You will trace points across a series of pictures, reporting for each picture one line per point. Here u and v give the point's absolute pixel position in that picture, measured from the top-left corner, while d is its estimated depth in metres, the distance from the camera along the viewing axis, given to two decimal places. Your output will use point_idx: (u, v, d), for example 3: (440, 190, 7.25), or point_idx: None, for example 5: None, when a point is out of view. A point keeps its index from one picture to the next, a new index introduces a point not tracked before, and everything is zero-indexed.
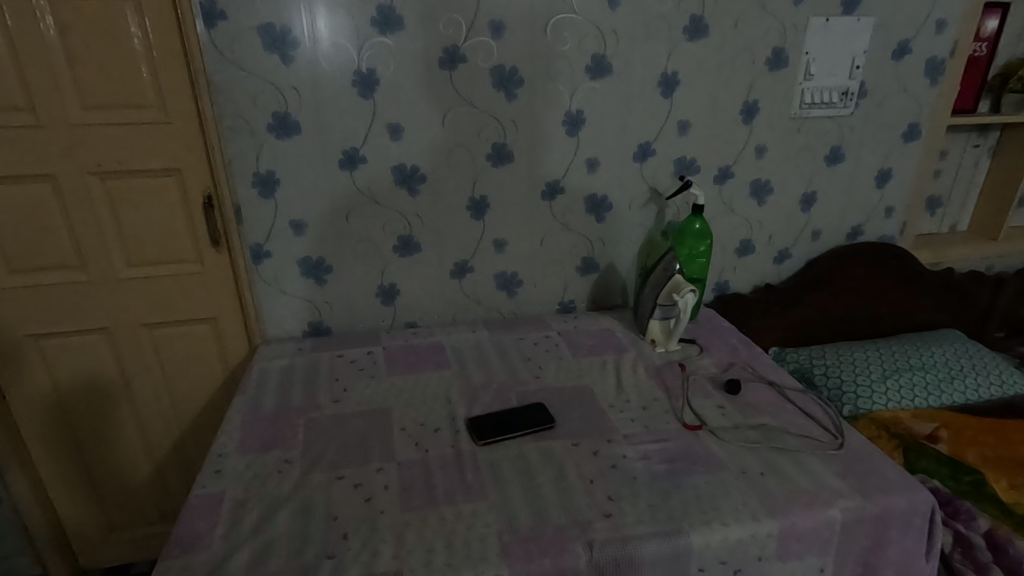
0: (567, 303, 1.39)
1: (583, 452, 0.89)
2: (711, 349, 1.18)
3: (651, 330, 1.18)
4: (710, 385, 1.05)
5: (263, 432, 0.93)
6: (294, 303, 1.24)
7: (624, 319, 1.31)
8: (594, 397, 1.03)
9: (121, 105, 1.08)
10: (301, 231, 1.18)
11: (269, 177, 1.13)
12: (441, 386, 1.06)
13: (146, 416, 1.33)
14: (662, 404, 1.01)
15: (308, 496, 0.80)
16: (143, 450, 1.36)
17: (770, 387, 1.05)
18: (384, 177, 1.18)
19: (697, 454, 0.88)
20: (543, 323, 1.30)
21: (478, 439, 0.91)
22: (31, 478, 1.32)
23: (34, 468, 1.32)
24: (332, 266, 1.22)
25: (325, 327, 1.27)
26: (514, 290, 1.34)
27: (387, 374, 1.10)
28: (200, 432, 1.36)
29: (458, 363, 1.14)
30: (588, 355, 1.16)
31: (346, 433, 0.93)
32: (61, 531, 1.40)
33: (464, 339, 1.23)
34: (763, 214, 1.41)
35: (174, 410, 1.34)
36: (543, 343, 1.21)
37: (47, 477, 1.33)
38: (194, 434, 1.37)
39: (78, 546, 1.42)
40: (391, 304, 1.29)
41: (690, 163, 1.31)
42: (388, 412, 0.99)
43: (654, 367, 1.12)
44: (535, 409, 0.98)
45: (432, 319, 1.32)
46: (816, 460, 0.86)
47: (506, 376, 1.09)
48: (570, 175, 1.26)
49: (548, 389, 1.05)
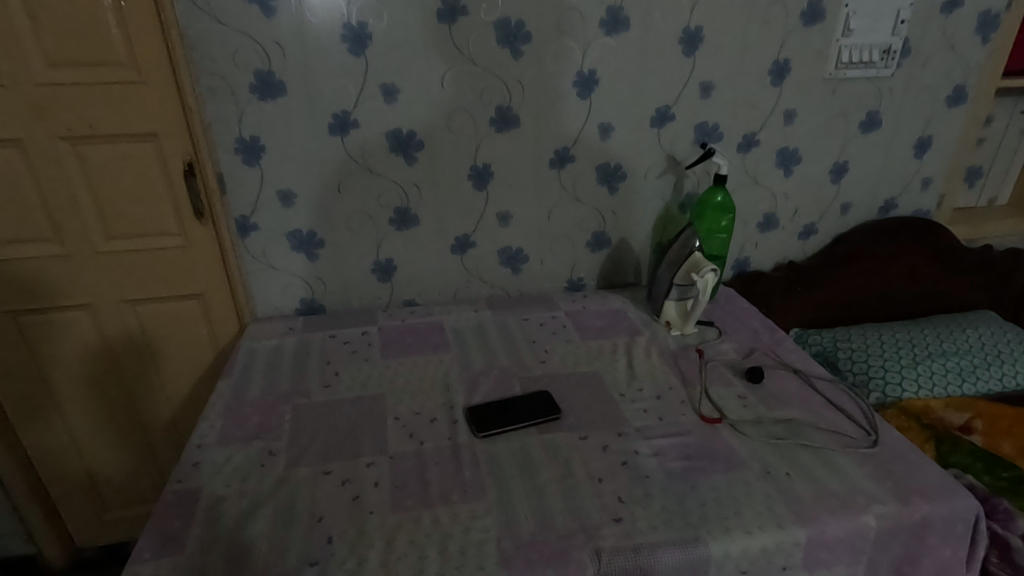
0: (576, 281, 1.31)
1: (591, 447, 0.82)
2: (731, 332, 1.09)
3: (667, 312, 1.10)
4: (729, 373, 0.98)
5: (247, 420, 0.87)
6: (285, 280, 1.17)
7: (637, 298, 1.22)
8: (604, 385, 0.95)
9: (89, 62, 0.98)
10: (290, 203, 1.10)
11: (253, 143, 1.04)
12: (439, 371, 0.99)
13: (136, 395, 1.28)
14: (678, 393, 0.93)
15: (293, 494, 0.74)
16: (134, 429, 1.31)
17: (795, 375, 0.97)
18: (379, 143, 1.08)
19: (715, 451, 0.81)
20: (550, 302, 1.22)
21: (478, 432, 0.84)
22: (18, 458, 1.28)
23: (21, 448, 1.28)
24: (324, 240, 1.14)
25: (319, 305, 1.20)
26: (519, 267, 1.26)
27: (382, 357, 1.03)
28: (191, 412, 1.31)
29: (458, 345, 1.07)
30: (597, 338, 1.08)
31: (336, 422, 0.87)
32: (54, 511, 1.36)
33: (466, 319, 1.16)
34: (789, 186, 1.31)
35: (164, 390, 1.28)
36: (549, 324, 1.13)
37: (35, 457, 1.29)
38: (185, 413, 1.31)
39: (72, 526, 1.39)
40: (388, 281, 1.21)
41: (713, 129, 1.20)
42: (382, 399, 0.92)
43: (669, 351, 1.04)
44: (539, 398, 0.90)
45: (432, 296, 1.25)
46: (848, 460, 0.79)
47: (509, 360, 1.02)
48: (581, 142, 1.16)
49: (554, 375, 0.98)
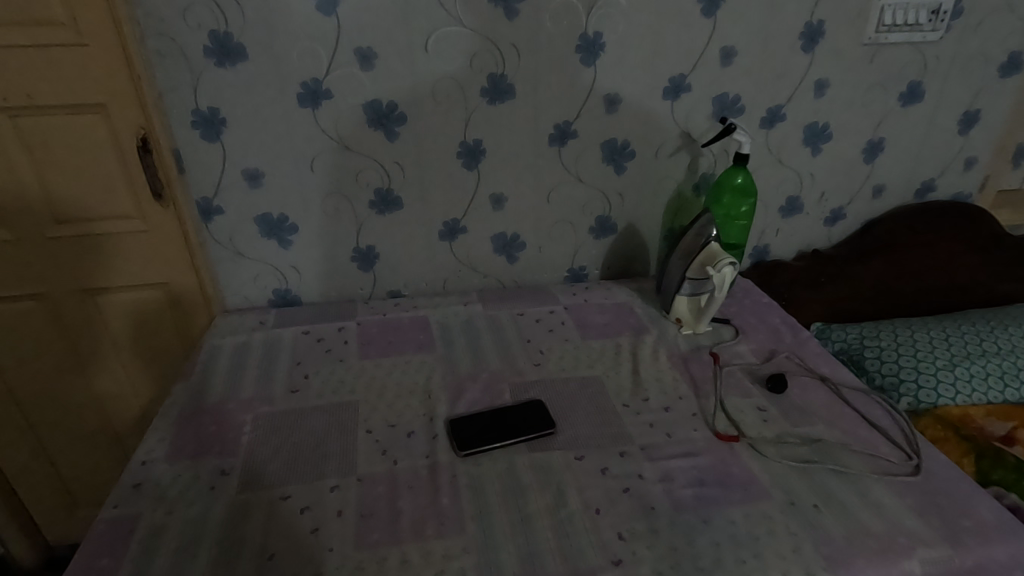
0: (578, 270, 1.19)
1: (589, 469, 0.72)
2: (749, 332, 0.98)
3: (678, 309, 0.98)
4: (747, 380, 0.86)
5: (201, 432, 0.77)
6: (256, 269, 1.06)
7: (644, 291, 1.11)
8: (605, 393, 0.84)
9: (23, 22, 0.86)
10: (258, 183, 0.98)
11: (212, 115, 0.92)
12: (421, 374, 0.89)
13: (102, 389, 1.19)
14: (688, 403, 0.82)
15: (243, 524, 0.65)
16: (103, 425, 1.23)
17: (822, 384, 0.86)
18: (355, 116, 0.96)
19: (731, 476, 0.70)
20: (548, 294, 1.11)
21: (460, 449, 0.73)
22: None
23: None
24: (297, 225, 1.03)
25: (294, 296, 1.10)
26: (515, 255, 1.14)
27: (359, 357, 0.93)
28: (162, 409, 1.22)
29: (444, 344, 0.96)
30: (599, 337, 0.97)
31: (301, 434, 0.77)
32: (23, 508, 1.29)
33: (454, 314, 1.05)
34: (817, 166, 1.17)
35: (133, 381, 1.19)
36: (546, 320, 1.02)
37: None
38: (155, 410, 1.22)
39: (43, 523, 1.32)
40: (370, 270, 1.10)
41: (734, 102, 1.06)
42: (354, 408, 0.82)
43: (679, 353, 0.93)
44: (531, 409, 0.80)
45: (418, 287, 1.14)
46: (886, 490, 0.68)
47: (499, 361, 0.91)
48: (584, 116, 1.03)
49: (549, 381, 0.87)
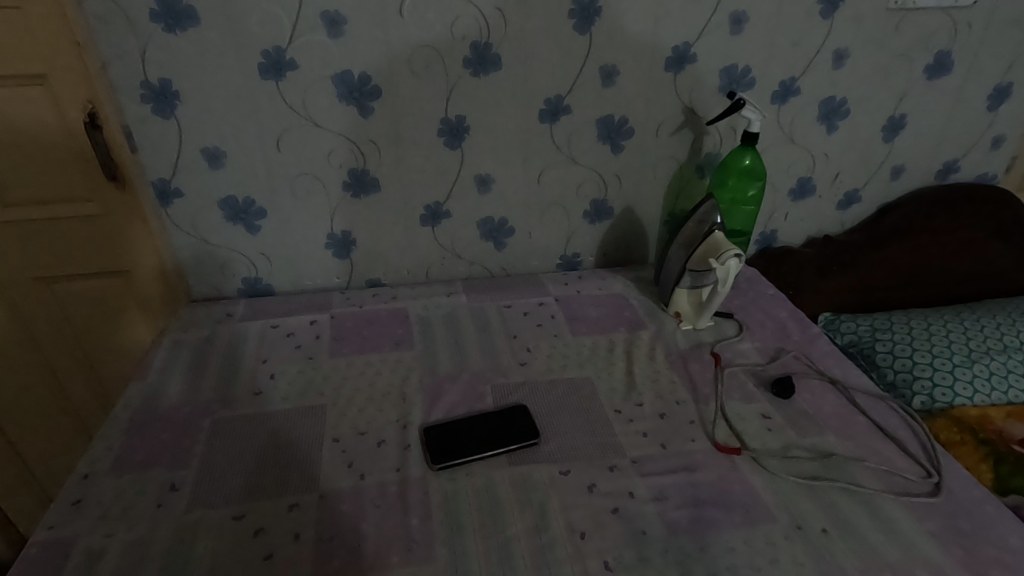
0: (571, 258, 1.11)
1: (575, 486, 0.65)
2: (753, 328, 0.90)
3: (677, 302, 0.91)
4: (751, 383, 0.79)
5: (152, 439, 0.71)
6: (223, 257, 0.98)
7: (641, 281, 1.03)
8: (596, 397, 0.77)
9: None
10: (219, 163, 0.89)
11: (164, 88, 0.83)
12: (396, 375, 0.82)
13: (67, 380, 1.13)
14: (686, 409, 0.75)
15: (190, 549, 0.58)
16: (73, 415, 1.18)
17: (832, 388, 0.79)
18: (324, 90, 0.87)
19: (731, 495, 0.64)
20: (538, 284, 1.03)
21: (434, 462, 0.67)
22: None
23: None
24: (265, 209, 0.95)
25: (266, 285, 1.02)
26: (503, 241, 1.06)
27: (331, 355, 0.86)
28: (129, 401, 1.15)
29: (424, 340, 0.89)
30: (591, 333, 0.90)
31: (262, 443, 0.70)
32: None
33: (436, 305, 0.97)
34: (832, 145, 1.08)
35: (98, 372, 1.13)
36: (534, 313, 0.95)
37: None
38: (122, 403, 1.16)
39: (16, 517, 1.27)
40: (347, 258, 1.02)
41: (743, 74, 0.97)
42: (321, 412, 0.75)
43: (677, 352, 0.86)
44: (514, 416, 0.73)
45: (399, 275, 1.06)
46: (903, 512, 0.61)
47: (482, 360, 0.84)
48: (578, 89, 0.93)
49: (535, 382, 0.80)
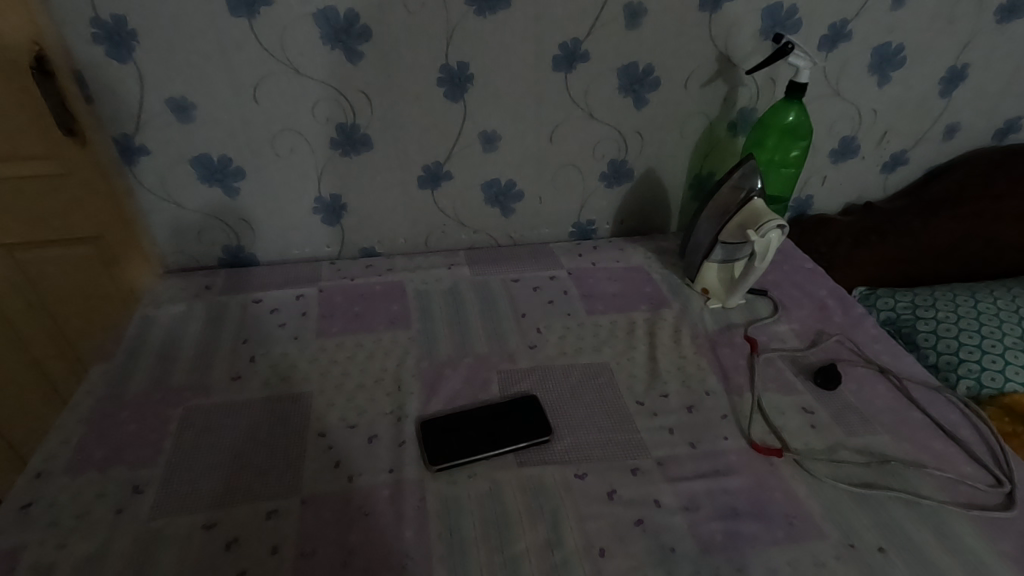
0: (585, 225, 1.01)
1: (593, 492, 0.57)
2: (790, 307, 0.81)
3: (706, 279, 0.82)
4: (789, 371, 0.71)
5: (116, 432, 0.63)
6: (199, 223, 0.88)
7: (663, 252, 0.93)
8: (615, 386, 0.69)
9: None
10: (188, 116, 0.79)
11: (117, 26, 0.71)
12: (390, 357, 0.73)
13: (39, 351, 1.05)
14: (717, 401, 0.67)
15: (153, 562, 0.51)
16: (49, 385, 1.11)
17: (882, 378, 0.70)
18: (304, 30, 0.75)
19: (772, 505, 0.56)
20: (549, 255, 0.93)
21: (433, 462, 0.59)
22: None
23: None
24: (243, 169, 0.84)
25: (248, 254, 0.93)
26: (510, 207, 0.96)
27: (318, 334, 0.77)
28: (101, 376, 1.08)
29: (422, 318, 0.80)
30: (608, 311, 0.81)
31: (238, 438, 0.62)
32: None
33: (436, 278, 0.88)
34: (882, 99, 0.96)
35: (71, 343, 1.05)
36: (545, 287, 0.85)
37: None
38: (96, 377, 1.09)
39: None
40: (337, 224, 0.93)
41: (789, 15, 0.84)
42: (306, 401, 0.67)
43: (705, 334, 0.77)
44: (524, 408, 0.65)
45: (396, 243, 0.97)
46: (970, 528, 0.54)
47: (487, 342, 0.75)
48: (599, 32, 0.81)
49: (547, 368, 0.71)
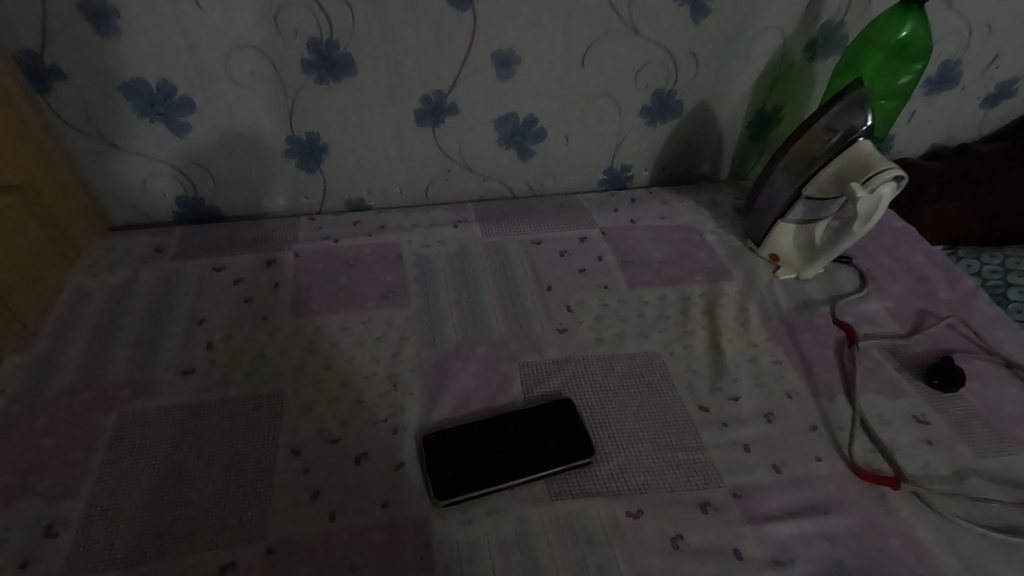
0: (620, 172, 0.83)
1: (651, 537, 0.43)
2: (882, 279, 0.65)
3: (777, 242, 0.66)
4: (891, 366, 0.56)
5: (30, 449, 0.48)
6: (143, 168, 0.71)
7: (717, 206, 0.76)
8: (670, 385, 0.54)
9: None
10: (111, 27, 0.60)
11: None
12: (383, 344, 0.58)
13: None
14: (803, 407, 0.52)
15: None
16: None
17: (1010, 376, 0.55)
18: None
19: (890, 558, 0.42)
20: (578, 209, 0.76)
21: (441, 497, 0.45)
22: None
23: None
24: (192, 99, 0.66)
25: (210, 207, 0.76)
26: (529, 148, 0.78)
27: (294, 313, 0.61)
28: None
29: (424, 291, 0.64)
30: (655, 283, 0.65)
31: (189, 456, 0.48)
32: None
33: (439, 239, 0.71)
34: (1001, 11, 0.76)
35: None
36: (575, 251, 0.69)
37: None
38: None
39: None
40: (317, 170, 0.75)
41: None
42: (276, 405, 0.52)
43: (778, 313, 0.61)
44: (558, 417, 0.50)
45: (389, 193, 0.79)
46: None
47: (505, 324, 0.60)
48: None
49: (583, 360, 0.56)
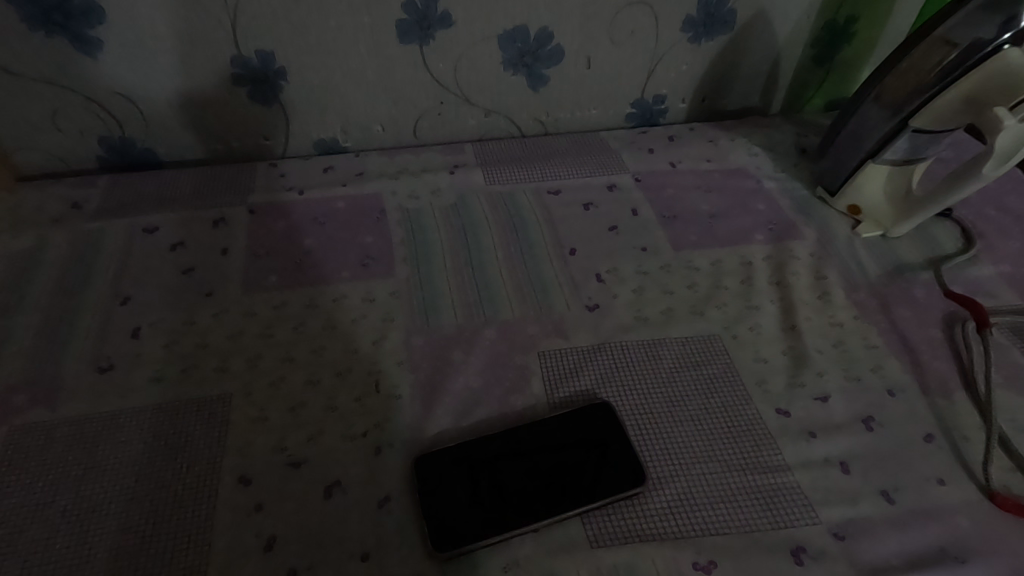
0: (651, 105, 0.68)
1: None
2: (991, 236, 0.52)
3: (860, 189, 0.52)
4: (1018, 351, 0.43)
5: None
6: (46, 100, 0.55)
7: (775, 145, 0.61)
8: (736, 380, 0.42)
9: None
10: None
11: None
12: (362, 328, 0.45)
13: None
14: (911, 409, 0.40)
15: None
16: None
17: None
18: None
19: None
20: (603, 150, 0.61)
21: (445, 549, 0.33)
22: None
23: None
24: (100, 4, 0.50)
25: (143, 152, 0.61)
26: (541, 74, 0.62)
27: (246, 287, 0.48)
28: None
29: (413, 256, 0.50)
30: (705, 244, 0.51)
31: (102, 489, 0.36)
32: None
33: (432, 188, 0.57)
34: None
35: None
36: (603, 204, 0.55)
37: None
38: None
39: None
40: (275, 103, 0.59)
41: None
42: (220, 414, 0.40)
43: (866, 282, 0.48)
44: (596, 427, 0.38)
45: (368, 133, 0.64)
46: None
47: (519, 300, 0.47)
48: None
49: (621, 348, 0.43)
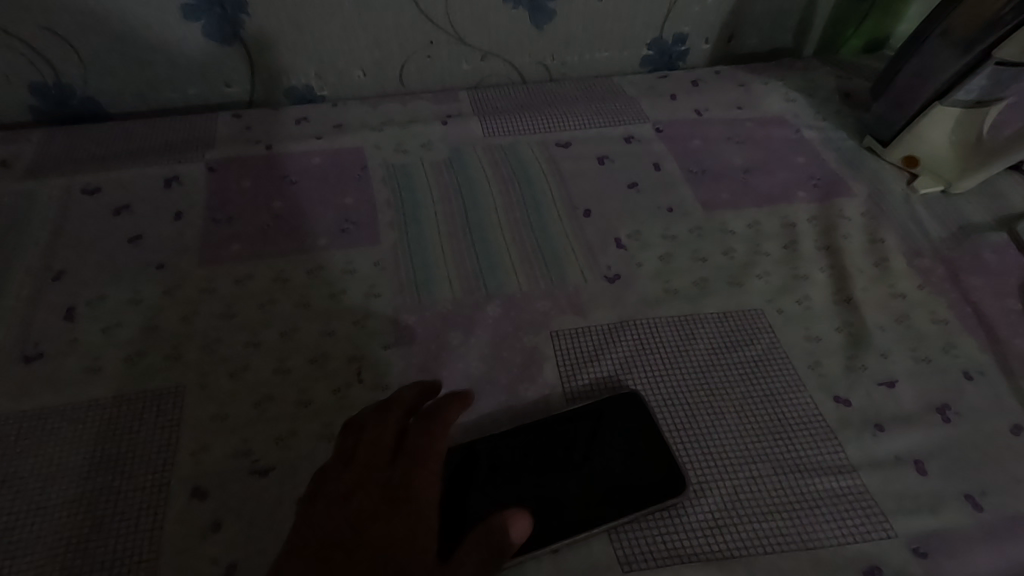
0: (671, 46, 0.59)
1: None
2: None
3: (925, 135, 0.45)
4: None
5: None
6: None
7: (814, 90, 0.54)
8: (786, 362, 0.35)
9: None
10: None
11: None
12: (342, 306, 0.38)
13: None
14: (992, 395, 0.34)
15: None
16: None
17: None
18: None
19: None
20: (618, 97, 0.53)
21: None
22: None
23: None
24: None
25: (85, 102, 0.52)
26: (547, 7, 0.53)
27: (204, 258, 0.40)
28: None
29: (401, 220, 0.43)
30: (741, 203, 0.44)
31: (27, 507, 0.30)
32: None
33: (422, 141, 0.49)
34: None
35: None
36: (621, 158, 0.47)
37: None
38: None
39: None
40: (237, 41, 0.51)
41: None
42: (171, 411, 0.33)
43: (929, 246, 0.41)
44: (625, 420, 0.32)
45: (347, 78, 0.55)
46: None
47: (526, 269, 0.40)
48: None
49: (649, 326, 0.37)
